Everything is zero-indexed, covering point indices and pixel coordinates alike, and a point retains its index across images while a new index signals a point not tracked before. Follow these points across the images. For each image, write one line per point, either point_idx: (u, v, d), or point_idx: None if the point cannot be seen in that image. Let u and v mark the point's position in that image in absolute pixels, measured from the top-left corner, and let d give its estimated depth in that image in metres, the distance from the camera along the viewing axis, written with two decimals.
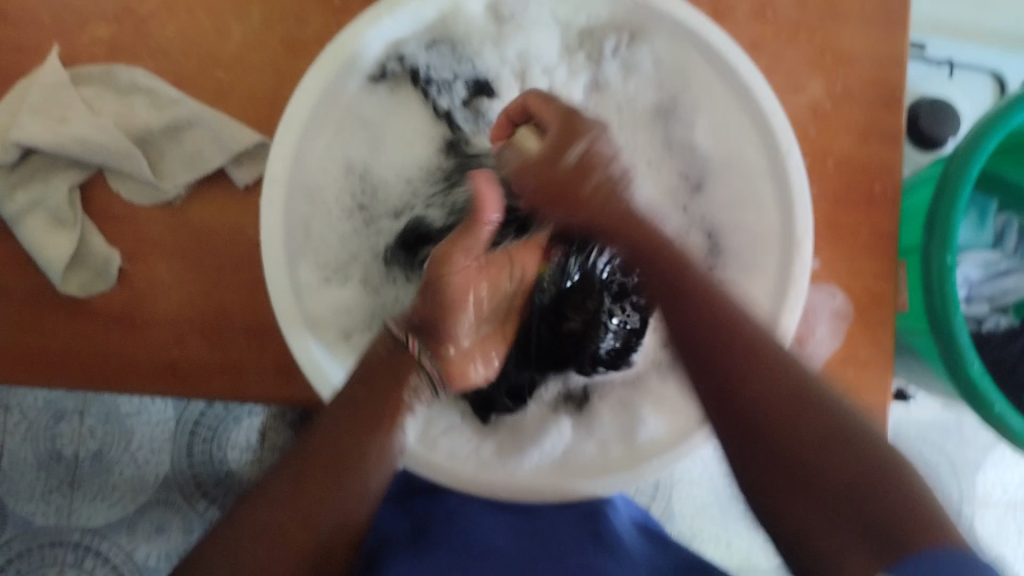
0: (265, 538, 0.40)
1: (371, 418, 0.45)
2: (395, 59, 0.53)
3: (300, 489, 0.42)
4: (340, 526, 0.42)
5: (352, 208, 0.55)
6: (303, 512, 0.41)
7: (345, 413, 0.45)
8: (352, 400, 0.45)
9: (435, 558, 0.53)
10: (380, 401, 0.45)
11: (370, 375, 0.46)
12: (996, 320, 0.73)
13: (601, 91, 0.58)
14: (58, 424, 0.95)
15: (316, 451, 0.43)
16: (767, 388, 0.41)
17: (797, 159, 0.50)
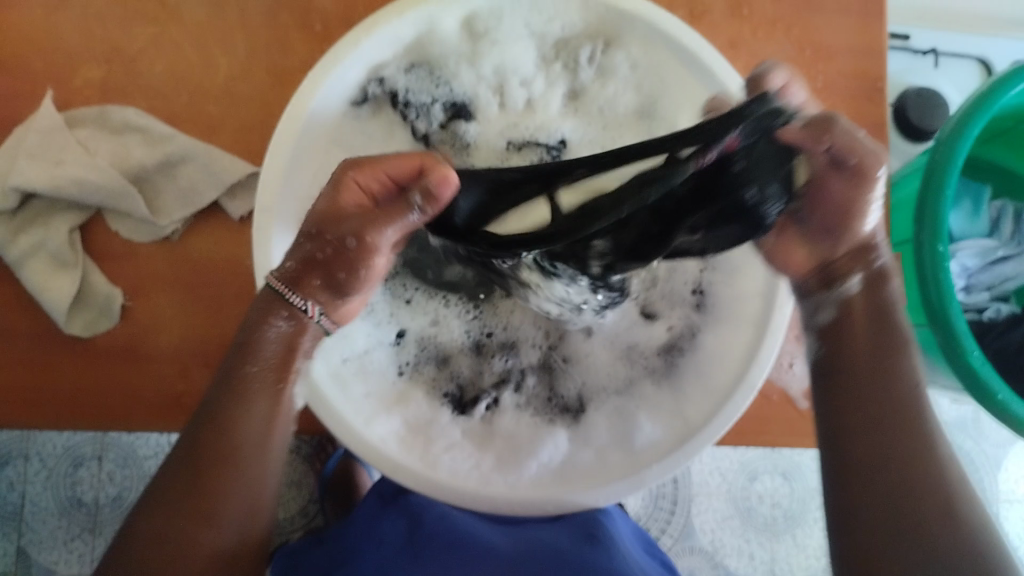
0: (165, 545, 0.43)
1: (269, 384, 0.46)
2: (376, 81, 0.54)
3: (198, 487, 0.45)
4: (241, 518, 0.46)
5: None
6: (200, 510, 0.45)
7: (231, 398, 0.46)
8: (241, 372, 0.46)
9: (428, 545, 0.54)
10: (277, 368, 0.47)
11: (251, 347, 0.46)
12: (996, 309, 0.73)
13: (579, 98, 0.58)
14: (76, 470, 0.96)
15: (207, 445, 0.45)
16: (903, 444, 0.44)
17: None
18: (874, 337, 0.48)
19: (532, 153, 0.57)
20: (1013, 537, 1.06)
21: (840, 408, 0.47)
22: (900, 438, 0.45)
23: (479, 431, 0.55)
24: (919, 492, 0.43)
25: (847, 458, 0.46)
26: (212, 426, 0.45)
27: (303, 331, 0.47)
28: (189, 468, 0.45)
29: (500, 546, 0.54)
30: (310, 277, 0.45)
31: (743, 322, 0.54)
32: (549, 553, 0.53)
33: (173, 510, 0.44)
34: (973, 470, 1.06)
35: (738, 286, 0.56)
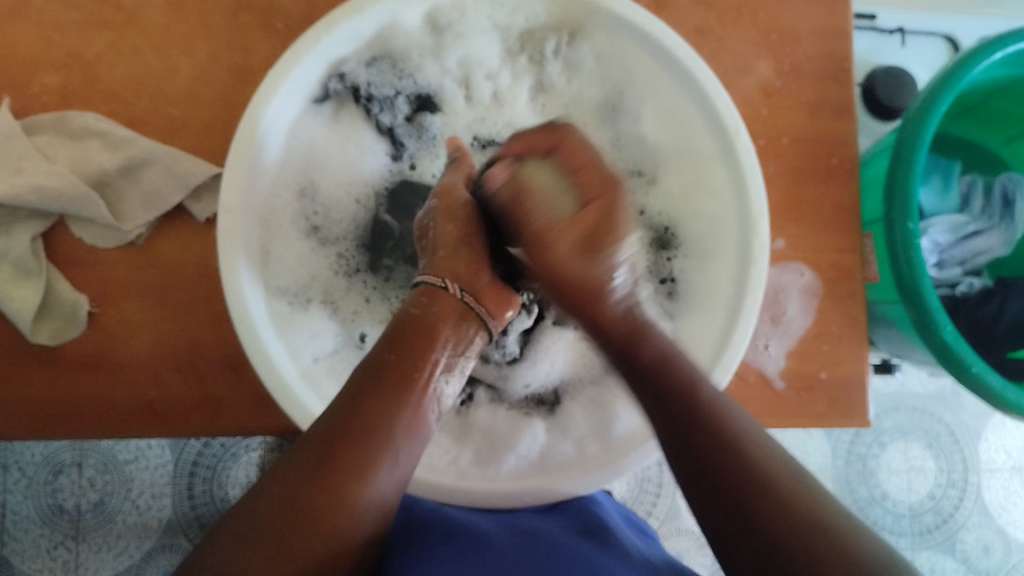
0: (293, 516, 0.37)
1: (407, 371, 0.44)
2: (337, 77, 0.54)
3: (331, 471, 0.39)
4: (371, 499, 0.40)
5: (308, 229, 0.54)
6: (329, 495, 0.39)
7: (375, 381, 0.43)
8: (379, 358, 0.44)
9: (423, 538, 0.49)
10: (418, 349, 0.45)
11: (400, 336, 0.45)
12: (969, 282, 0.73)
13: (546, 90, 0.58)
14: (56, 478, 0.95)
15: (342, 422, 0.41)
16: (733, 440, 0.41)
17: (745, 138, 0.52)
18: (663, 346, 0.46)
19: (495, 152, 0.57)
20: (995, 508, 1.07)
21: (693, 439, 0.42)
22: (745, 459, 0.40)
23: (455, 425, 0.54)
24: (784, 501, 0.38)
25: (698, 468, 0.41)
26: (351, 404, 0.42)
27: (445, 315, 0.47)
28: (325, 441, 0.40)
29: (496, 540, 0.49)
30: (451, 263, 0.49)
31: (716, 306, 0.53)
32: (548, 545, 0.49)
33: (304, 482, 0.38)
34: (954, 442, 1.07)
35: (710, 272, 0.55)
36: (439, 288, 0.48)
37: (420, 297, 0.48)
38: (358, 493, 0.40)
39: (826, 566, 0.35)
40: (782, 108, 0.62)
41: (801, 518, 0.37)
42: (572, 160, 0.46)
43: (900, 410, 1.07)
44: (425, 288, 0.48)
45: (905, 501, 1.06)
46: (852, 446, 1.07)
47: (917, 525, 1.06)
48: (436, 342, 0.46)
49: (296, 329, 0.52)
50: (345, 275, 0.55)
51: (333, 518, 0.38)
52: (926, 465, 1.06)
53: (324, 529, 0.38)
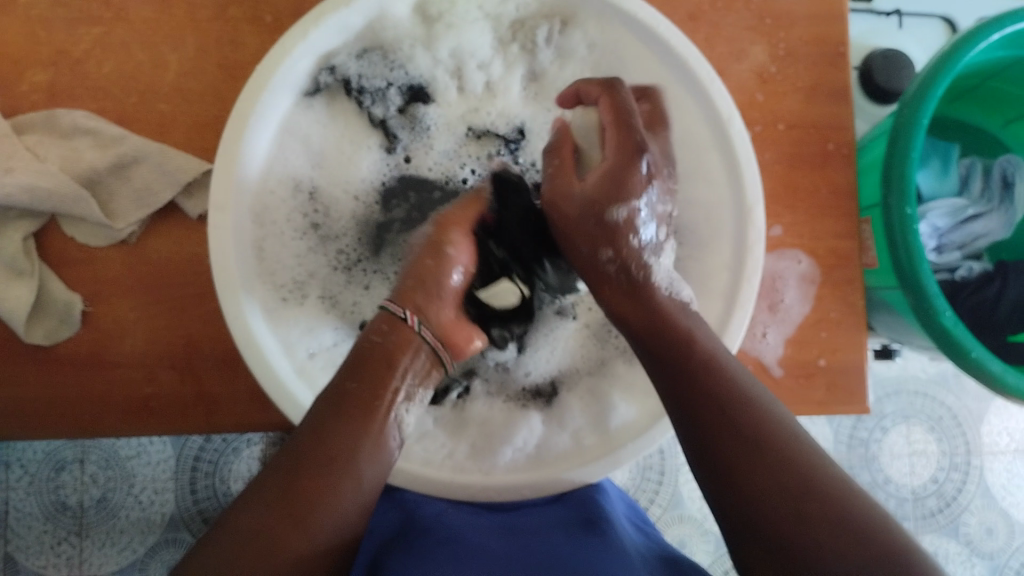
0: (253, 549, 0.37)
1: (370, 397, 0.43)
2: (327, 71, 0.53)
3: (291, 502, 0.39)
4: (335, 527, 0.39)
5: (306, 227, 0.53)
6: (290, 524, 0.38)
7: (335, 411, 0.42)
8: (343, 387, 0.43)
9: (422, 541, 0.48)
10: (379, 376, 0.43)
11: (360, 363, 0.44)
12: (969, 267, 0.72)
13: (539, 80, 0.57)
14: (59, 474, 0.95)
15: (304, 451, 0.40)
16: (729, 394, 0.41)
17: (739, 125, 0.51)
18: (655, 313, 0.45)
19: (491, 143, 0.57)
20: (999, 490, 1.07)
21: (694, 405, 0.42)
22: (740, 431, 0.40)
23: (450, 419, 0.54)
24: (773, 458, 0.38)
25: (705, 448, 0.41)
26: (311, 433, 0.41)
27: (404, 345, 0.45)
28: (283, 473, 0.39)
29: (492, 552, 0.47)
30: (416, 293, 0.47)
31: (711, 294, 0.52)
32: (546, 545, 0.48)
33: (267, 515, 0.38)
34: (955, 426, 1.07)
35: (708, 260, 0.53)
36: (399, 319, 0.46)
37: (381, 325, 0.46)
38: (322, 521, 0.39)
39: (836, 513, 0.36)
40: (778, 94, 0.61)
41: (789, 474, 0.38)
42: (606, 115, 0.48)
43: (901, 394, 1.07)
44: (386, 317, 0.46)
45: (908, 485, 1.06)
46: (853, 431, 1.07)
47: (921, 508, 1.05)
48: (394, 371, 0.44)
49: (293, 326, 0.51)
50: (344, 269, 0.54)
51: (294, 548, 0.38)
52: (928, 449, 1.06)
53: (285, 559, 0.37)
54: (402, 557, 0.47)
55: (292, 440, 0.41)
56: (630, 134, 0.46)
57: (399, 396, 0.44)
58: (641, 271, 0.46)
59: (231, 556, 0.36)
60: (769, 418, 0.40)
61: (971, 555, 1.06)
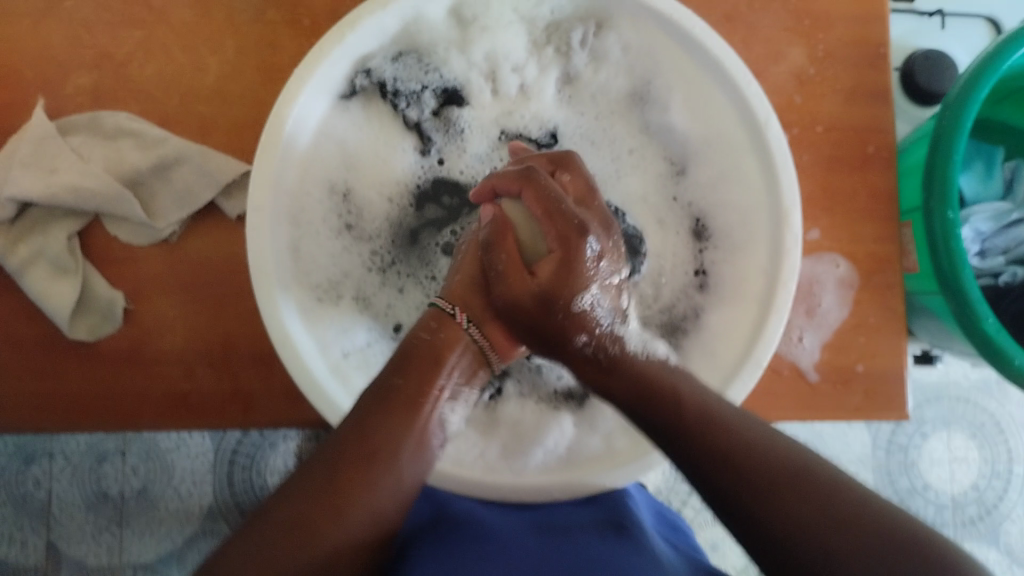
0: (291, 527, 0.38)
1: (413, 395, 0.44)
2: (363, 73, 0.53)
3: (334, 488, 0.40)
4: (372, 517, 0.40)
5: (340, 227, 0.53)
6: (329, 507, 0.39)
7: (381, 405, 0.43)
8: (387, 384, 0.44)
9: (454, 537, 0.49)
10: (425, 375, 0.45)
11: (407, 360, 0.46)
12: (1013, 272, 0.69)
13: (574, 82, 0.56)
14: (101, 465, 0.97)
15: (346, 443, 0.41)
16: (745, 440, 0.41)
17: (776, 128, 0.50)
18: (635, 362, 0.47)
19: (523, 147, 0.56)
20: None
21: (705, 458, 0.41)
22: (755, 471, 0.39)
23: (483, 420, 0.53)
24: (803, 491, 0.38)
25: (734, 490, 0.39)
26: (354, 426, 0.42)
27: (453, 343, 0.47)
28: (325, 461, 0.41)
29: (516, 547, 0.47)
30: (464, 292, 0.50)
31: (744, 300, 0.52)
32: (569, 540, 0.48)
33: (310, 496, 0.39)
34: (998, 433, 1.05)
35: (742, 264, 0.53)
36: (448, 315, 0.49)
37: (430, 322, 0.48)
38: (363, 507, 0.40)
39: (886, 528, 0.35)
40: (817, 95, 0.61)
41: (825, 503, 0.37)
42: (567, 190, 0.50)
43: (942, 399, 1.05)
44: (434, 314, 0.49)
45: (948, 492, 1.04)
46: (893, 436, 1.05)
47: (961, 515, 1.04)
48: (440, 368, 0.46)
49: (328, 329, 0.51)
50: (378, 271, 0.54)
51: (330, 529, 0.38)
52: (969, 455, 1.05)
53: (321, 540, 0.38)
54: (431, 548, 0.48)
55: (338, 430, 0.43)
56: (568, 219, 0.47)
57: (440, 395, 0.45)
58: (615, 345, 0.48)
59: (274, 540, 0.37)
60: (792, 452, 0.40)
61: (1013, 564, 1.04)
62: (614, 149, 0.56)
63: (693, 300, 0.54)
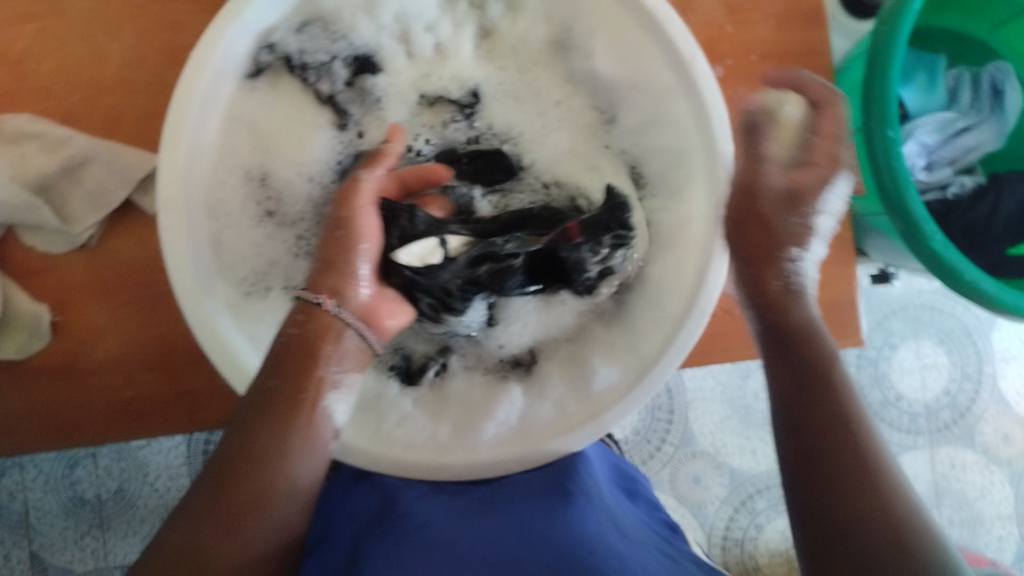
0: (188, 562, 0.36)
1: (295, 392, 0.41)
2: (266, 50, 0.50)
3: (220, 513, 0.37)
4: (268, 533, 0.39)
5: (260, 216, 0.51)
6: (221, 533, 0.37)
7: (260, 411, 0.40)
8: (263, 385, 0.41)
9: (400, 533, 0.47)
10: (301, 369, 0.41)
11: (282, 356, 0.42)
12: (960, 183, 0.69)
13: (491, 36, 0.55)
14: (73, 471, 0.95)
15: (228, 458, 0.39)
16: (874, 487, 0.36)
17: (704, 64, 0.48)
18: (807, 339, 0.42)
19: (445, 110, 0.54)
20: (1014, 394, 1.06)
21: (833, 473, 0.37)
22: (894, 538, 0.34)
23: (430, 399, 0.52)
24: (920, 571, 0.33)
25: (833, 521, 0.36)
26: (236, 436, 0.40)
27: (325, 333, 0.43)
28: (212, 484, 0.38)
29: (462, 534, 0.46)
30: (326, 277, 0.44)
31: (687, 245, 0.51)
32: (527, 518, 0.47)
33: (197, 524, 0.37)
34: (967, 335, 1.06)
35: (681, 208, 0.52)
36: (315, 304, 0.43)
37: (297, 315, 0.43)
38: (257, 531, 0.38)
39: None
40: (749, 23, 0.58)
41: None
42: (822, 125, 0.44)
43: (907, 309, 1.05)
44: (301, 305, 0.44)
45: (920, 399, 1.05)
46: (862, 352, 1.05)
47: (935, 422, 1.05)
48: (319, 362, 0.42)
49: (261, 324, 0.49)
50: (306, 256, 0.51)
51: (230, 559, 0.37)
52: (939, 361, 1.05)
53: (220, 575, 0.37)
54: (378, 540, 0.47)
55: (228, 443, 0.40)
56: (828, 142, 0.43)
57: (324, 386, 0.42)
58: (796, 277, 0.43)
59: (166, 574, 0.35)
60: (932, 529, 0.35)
61: (988, 463, 1.05)
62: (539, 103, 0.54)
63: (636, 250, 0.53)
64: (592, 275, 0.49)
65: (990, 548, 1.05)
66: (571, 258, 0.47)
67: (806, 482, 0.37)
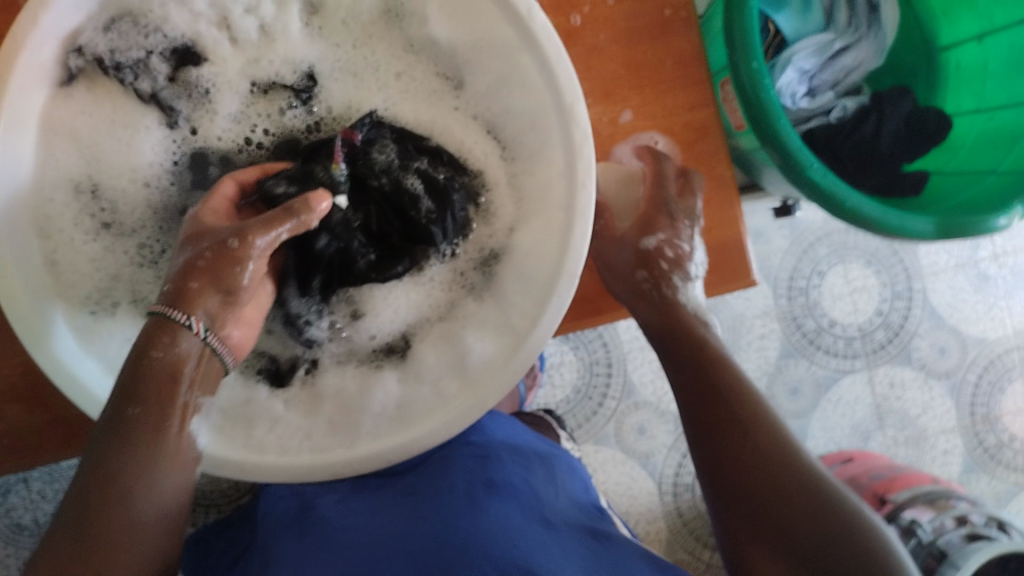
0: None
1: (159, 419, 0.40)
2: (75, 53, 0.47)
3: (93, 549, 0.38)
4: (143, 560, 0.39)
5: (96, 228, 0.49)
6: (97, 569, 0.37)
7: (120, 439, 0.39)
8: (123, 411, 0.39)
9: (318, 530, 0.51)
10: (164, 392, 0.40)
11: (138, 379, 0.40)
12: (842, 106, 0.68)
13: (320, 11, 0.51)
14: (6, 499, 0.88)
15: (93, 494, 0.38)
16: (737, 436, 0.49)
17: (541, 18, 0.47)
18: (711, 364, 0.53)
19: (280, 97, 0.52)
20: (944, 309, 1.06)
21: (716, 431, 0.49)
22: (781, 471, 0.46)
23: (305, 397, 0.50)
24: (779, 501, 0.45)
25: (717, 465, 0.49)
26: (99, 468, 0.39)
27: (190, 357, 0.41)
28: (76, 522, 0.38)
29: (389, 523, 0.51)
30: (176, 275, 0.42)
31: (551, 208, 0.48)
32: (449, 497, 0.53)
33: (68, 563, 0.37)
34: (891, 253, 1.05)
35: (543, 170, 0.49)
36: (181, 325, 0.41)
37: (157, 334, 0.41)
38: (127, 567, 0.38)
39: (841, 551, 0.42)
40: None
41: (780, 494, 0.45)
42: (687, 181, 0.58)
43: (833, 235, 1.04)
44: (158, 321, 0.41)
45: (853, 323, 1.04)
46: (791, 281, 1.04)
47: (869, 343, 1.05)
48: (180, 382, 0.41)
49: (114, 344, 0.47)
50: (151, 264, 0.50)
51: None
52: (869, 283, 1.05)
53: None
54: (296, 541, 0.51)
55: (86, 472, 0.39)
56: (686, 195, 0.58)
57: (189, 410, 0.41)
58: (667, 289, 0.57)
59: None
60: (784, 451, 0.47)
61: (927, 378, 1.05)
62: (380, 76, 0.52)
63: (502, 218, 0.51)
64: (417, 192, 0.50)
65: (935, 463, 1.05)
66: (377, 173, 0.50)
67: (702, 445, 0.50)
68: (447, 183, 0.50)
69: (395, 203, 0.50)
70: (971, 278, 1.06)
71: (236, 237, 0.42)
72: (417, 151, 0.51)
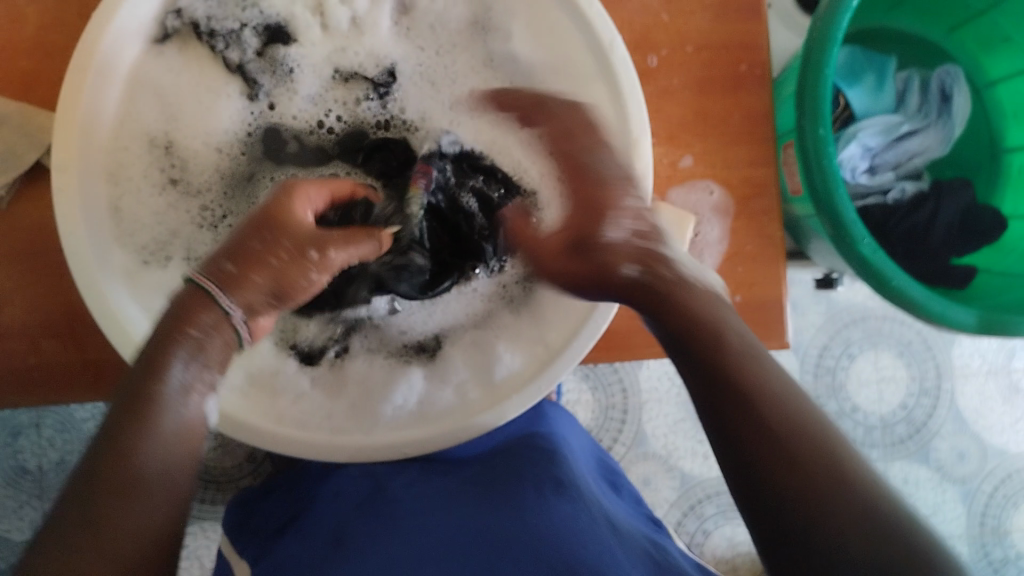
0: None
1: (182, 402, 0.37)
2: (174, 14, 0.50)
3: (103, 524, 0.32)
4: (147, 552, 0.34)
5: (163, 182, 0.50)
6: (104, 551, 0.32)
7: (142, 412, 0.35)
8: (148, 385, 0.36)
9: (384, 514, 0.47)
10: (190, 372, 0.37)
11: (168, 354, 0.37)
12: (900, 188, 0.70)
13: (411, 13, 0.53)
14: (16, 439, 0.89)
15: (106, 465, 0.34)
16: (750, 406, 0.34)
17: (622, 50, 0.49)
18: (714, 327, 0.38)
19: (358, 86, 0.53)
20: (970, 413, 1.04)
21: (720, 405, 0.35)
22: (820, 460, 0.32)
23: (330, 379, 0.51)
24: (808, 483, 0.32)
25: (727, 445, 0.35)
26: (115, 441, 0.34)
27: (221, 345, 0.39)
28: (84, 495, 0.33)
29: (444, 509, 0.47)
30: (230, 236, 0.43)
31: None
32: (507, 491, 0.48)
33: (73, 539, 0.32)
34: (925, 348, 1.04)
35: None
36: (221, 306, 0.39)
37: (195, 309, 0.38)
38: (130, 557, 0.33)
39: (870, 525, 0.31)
40: (685, 14, 0.57)
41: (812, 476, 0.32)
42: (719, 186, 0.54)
43: (870, 319, 1.03)
44: (196, 295, 0.39)
45: (877, 412, 1.03)
46: (820, 359, 1.03)
47: (890, 435, 1.04)
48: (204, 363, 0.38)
49: (159, 298, 0.48)
50: (210, 227, 0.51)
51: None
52: (898, 374, 1.04)
53: None
54: (367, 521, 0.46)
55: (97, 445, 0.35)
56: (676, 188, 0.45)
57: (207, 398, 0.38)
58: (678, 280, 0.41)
59: None
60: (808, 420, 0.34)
61: (942, 480, 1.04)
62: (455, 87, 0.54)
63: None
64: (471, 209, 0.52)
65: None
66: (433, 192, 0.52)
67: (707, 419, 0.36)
68: (500, 202, 0.53)
69: (447, 221, 0.53)
70: (1001, 386, 1.05)
71: (319, 250, 0.42)
72: (471, 170, 0.53)
